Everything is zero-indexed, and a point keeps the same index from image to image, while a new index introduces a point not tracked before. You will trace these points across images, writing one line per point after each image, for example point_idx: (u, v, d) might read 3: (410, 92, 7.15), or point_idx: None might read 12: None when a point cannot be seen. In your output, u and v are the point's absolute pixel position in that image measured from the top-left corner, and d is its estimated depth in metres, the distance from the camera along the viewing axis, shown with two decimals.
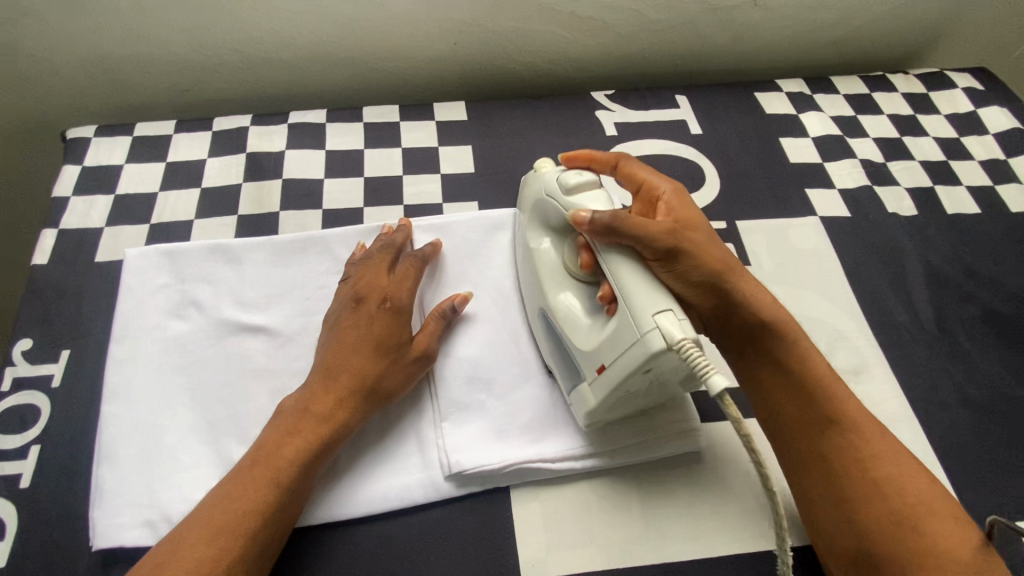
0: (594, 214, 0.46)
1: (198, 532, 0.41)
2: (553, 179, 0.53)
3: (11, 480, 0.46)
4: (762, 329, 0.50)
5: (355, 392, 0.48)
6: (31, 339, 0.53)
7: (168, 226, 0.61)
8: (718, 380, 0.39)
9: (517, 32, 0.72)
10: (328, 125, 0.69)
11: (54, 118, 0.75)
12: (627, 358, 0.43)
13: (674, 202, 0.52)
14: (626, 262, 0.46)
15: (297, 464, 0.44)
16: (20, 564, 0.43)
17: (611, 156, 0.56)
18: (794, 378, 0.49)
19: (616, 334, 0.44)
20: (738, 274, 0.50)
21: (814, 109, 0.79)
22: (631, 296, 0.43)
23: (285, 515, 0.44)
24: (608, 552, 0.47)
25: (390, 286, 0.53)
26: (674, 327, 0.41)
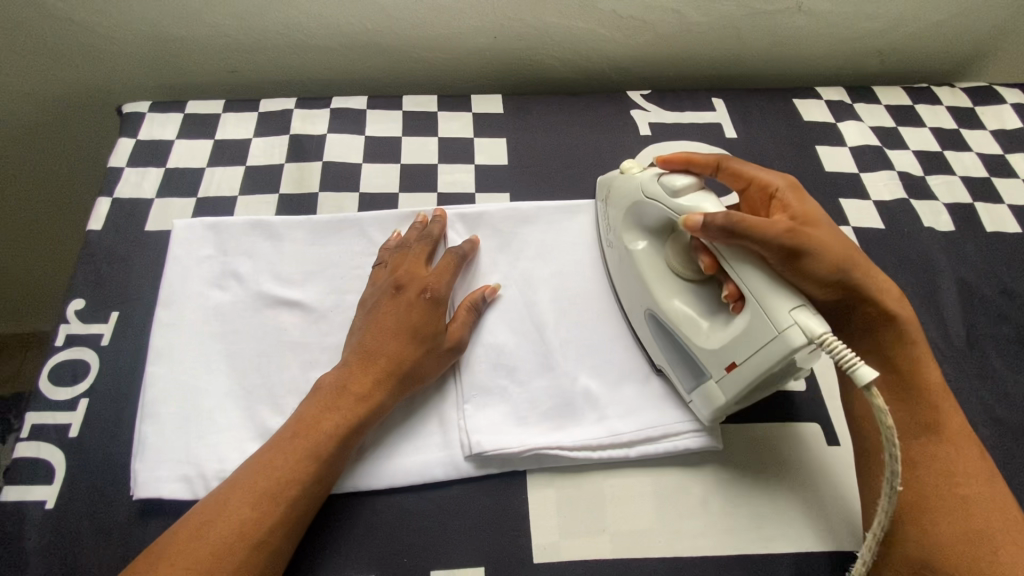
0: (712, 216, 0.46)
1: (238, 493, 0.44)
2: (654, 179, 0.54)
3: (62, 429, 0.50)
4: (881, 323, 0.50)
5: (390, 374, 0.50)
6: (84, 299, 0.56)
7: (213, 200, 0.63)
8: (866, 371, 0.41)
9: (557, 28, 0.73)
10: (367, 111, 0.71)
11: (110, 92, 0.78)
12: (765, 356, 0.44)
13: (789, 200, 0.51)
14: (748, 265, 0.46)
15: (331, 434, 0.47)
16: (67, 507, 0.47)
17: (713, 157, 0.55)
18: (911, 384, 0.49)
19: (749, 334, 0.45)
20: (868, 271, 0.49)
21: (854, 118, 0.78)
22: (764, 296, 0.44)
23: (317, 483, 0.46)
24: (620, 542, 0.48)
25: (429, 278, 0.55)
26: (814, 323, 0.42)
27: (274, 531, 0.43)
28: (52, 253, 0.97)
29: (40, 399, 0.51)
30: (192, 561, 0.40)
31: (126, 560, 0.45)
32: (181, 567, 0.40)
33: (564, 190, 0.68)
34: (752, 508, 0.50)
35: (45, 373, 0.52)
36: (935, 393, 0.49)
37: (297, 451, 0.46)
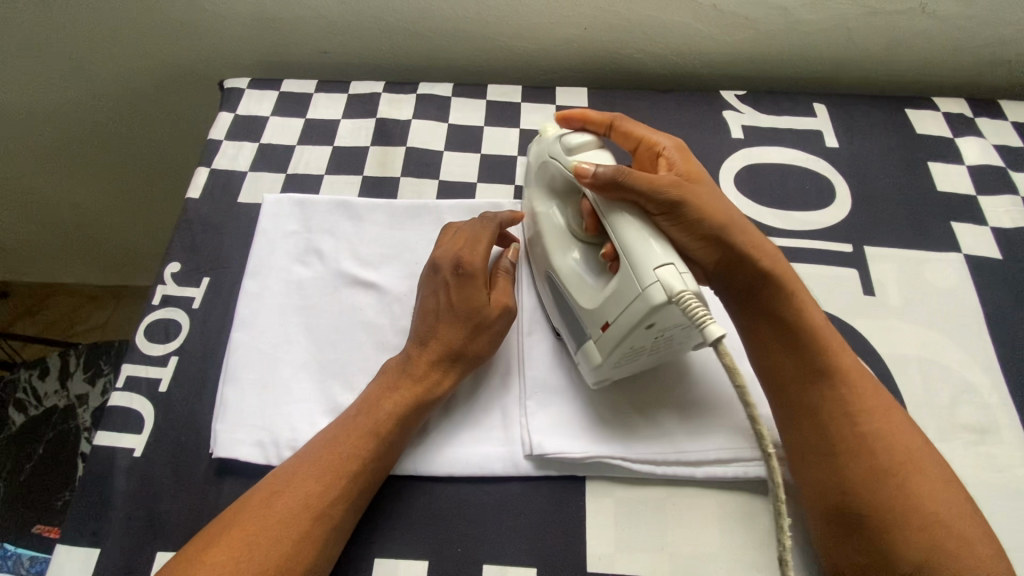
0: (597, 168, 0.47)
1: (306, 467, 0.45)
2: (556, 139, 0.53)
3: (153, 382, 0.53)
4: (765, 283, 0.49)
5: (446, 355, 0.50)
6: (179, 263, 0.60)
7: (301, 177, 0.66)
8: (715, 329, 0.39)
9: (652, 21, 0.70)
10: (453, 99, 0.72)
11: (212, 66, 0.83)
12: (629, 312, 0.43)
13: (675, 156, 0.53)
14: (626, 216, 0.46)
15: (392, 417, 0.47)
16: (152, 457, 0.50)
17: (606, 117, 0.56)
18: (801, 344, 0.48)
19: (619, 292, 0.44)
20: (739, 226, 0.50)
21: (975, 134, 0.70)
22: (633, 253, 0.44)
23: (378, 462, 0.46)
24: (677, 562, 0.46)
25: (465, 249, 0.53)
26: (675, 280, 0.41)
27: (335, 506, 0.44)
28: (155, 212, 1.06)
29: (136, 353, 0.54)
30: (260, 528, 0.42)
31: (199, 514, 0.48)
32: (251, 531, 0.41)
33: None
34: (723, 529, 0.48)
35: (142, 329, 0.56)
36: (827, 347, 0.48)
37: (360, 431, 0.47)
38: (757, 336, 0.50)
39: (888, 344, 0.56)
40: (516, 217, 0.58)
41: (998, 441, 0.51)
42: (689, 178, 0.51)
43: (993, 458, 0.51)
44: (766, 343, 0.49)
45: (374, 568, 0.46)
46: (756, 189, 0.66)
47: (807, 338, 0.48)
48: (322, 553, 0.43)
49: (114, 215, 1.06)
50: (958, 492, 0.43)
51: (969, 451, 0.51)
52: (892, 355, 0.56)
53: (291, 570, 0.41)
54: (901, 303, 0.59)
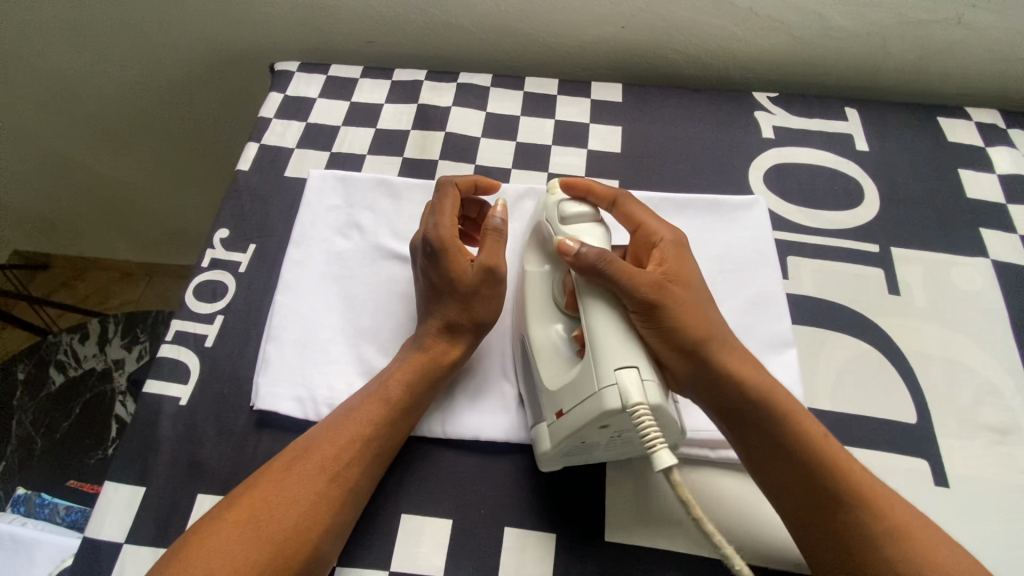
0: (581, 247, 0.46)
1: (328, 431, 0.47)
2: (556, 204, 0.52)
3: (200, 338, 0.56)
4: (752, 406, 0.46)
5: (441, 329, 0.52)
6: (228, 230, 0.63)
7: (344, 155, 0.69)
8: (664, 455, 0.38)
9: (688, 22, 0.72)
10: (491, 89, 0.74)
11: (262, 51, 0.86)
12: (583, 410, 0.43)
13: (669, 252, 0.50)
14: (602, 310, 0.45)
15: (407, 387, 0.49)
16: (197, 406, 0.53)
17: (609, 192, 0.54)
18: (791, 468, 0.45)
19: (576, 384, 0.44)
20: (721, 341, 0.48)
21: (1008, 144, 0.71)
22: (600, 347, 0.43)
23: (391, 434, 0.48)
24: (695, 538, 0.48)
25: (442, 224, 0.53)
26: (633, 389, 0.40)
27: (351, 469, 0.46)
28: (194, 193, 1.11)
29: (185, 310, 0.58)
30: (285, 484, 0.44)
31: (239, 462, 0.50)
32: (268, 493, 0.44)
33: (675, 184, 0.67)
34: (745, 514, 0.49)
35: (191, 288, 0.59)
36: (812, 471, 0.44)
37: (373, 406, 0.48)
38: (751, 452, 0.46)
39: (911, 342, 0.57)
40: (479, 181, 0.58)
41: (1020, 442, 0.52)
42: (676, 279, 0.49)
43: (1013, 458, 0.51)
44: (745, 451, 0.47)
45: (401, 524, 0.48)
46: (785, 186, 0.67)
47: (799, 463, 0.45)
48: (342, 511, 0.45)
49: (155, 194, 1.10)
50: None
51: (989, 450, 0.51)
52: (915, 354, 0.56)
53: (311, 527, 0.43)
54: (927, 303, 0.59)
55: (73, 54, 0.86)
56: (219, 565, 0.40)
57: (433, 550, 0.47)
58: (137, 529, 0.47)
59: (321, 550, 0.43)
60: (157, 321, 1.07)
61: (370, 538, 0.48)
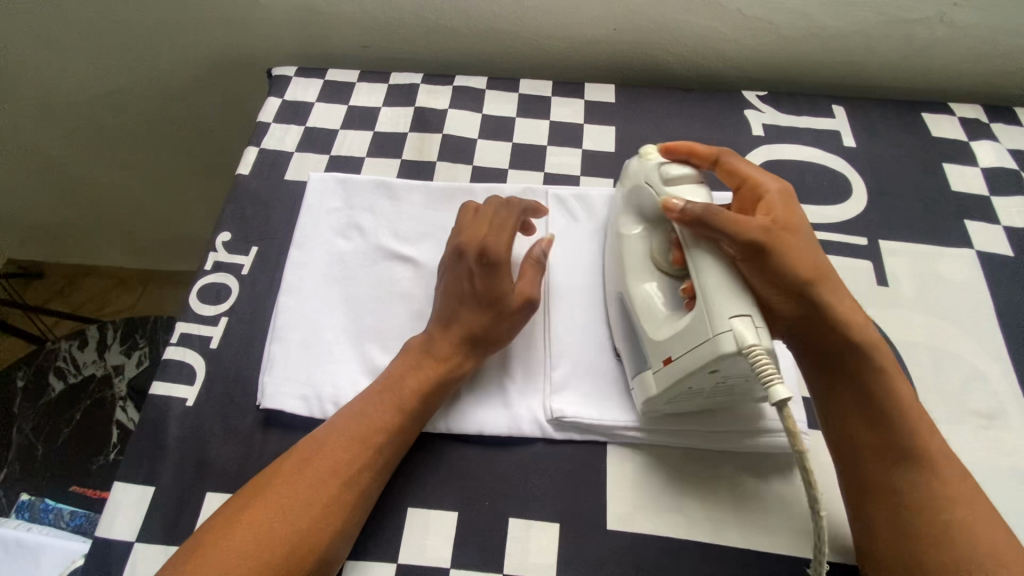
0: (686, 204, 0.48)
1: (335, 437, 0.48)
2: (655, 167, 0.54)
3: (204, 340, 0.57)
4: (850, 353, 0.48)
5: (466, 338, 0.52)
6: (230, 233, 0.64)
7: (343, 159, 0.70)
8: (781, 390, 0.40)
9: (679, 23, 0.74)
10: (487, 92, 0.75)
11: (259, 57, 0.87)
12: (695, 354, 0.44)
13: (777, 203, 0.51)
14: (709, 258, 0.47)
15: (415, 392, 0.50)
16: (204, 406, 0.54)
17: (712, 151, 0.56)
18: (877, 413, 0.47)
19: (689, 331, 0.45)
20: (834, 289, 0.49)
21: (990, 138, 0.73)
22: (710, 294, 0.45)
23: (400, 438, 0.49)
24: (693, 525, 0.49)
25: (490, 237, 0.54)
26: (748, 333, 0.42)
27: (361, 473, 0.47)
28: (192, 198, 1.12)
29: (189, 313, 0.59)
30: (293, 488, 0.45)
31: (247, 460, 0.51)
32: (276, 498, 0.44)
33: None
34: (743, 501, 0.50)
35: (195, 290, 0.60)
36: (900, 423, 0.46)
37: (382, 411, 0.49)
38: (835, 402, 0.49)
39: (900, 331, 0.59)
40: (538, 207, 0.59)
41: (1005, 425, 0.53)
42: (786, 228, 0.50)
43: (999, 441, 0.53)
44: (835, 395, 0.49)
45: (407, 518, 0.49)
46: None
47: (890, 417, 0.47)
48: (352, 515, 0.46)
49: (153, 200, 1.11)
50: None
51: (977, 434, 0.53)
52: (904, 342, 0.58)
53: (321, 531, 0.44)
54: (915, 293, 0.61)
55: (68, 60, 0.87)
56: (231, 566, 0.41)
57: (439, 541, 0.48)
58: (148, 528, 0.48)
59: (332, 550, 0.44)
60: (157, 328, 1.07)
61: (378, 531, 0.49)
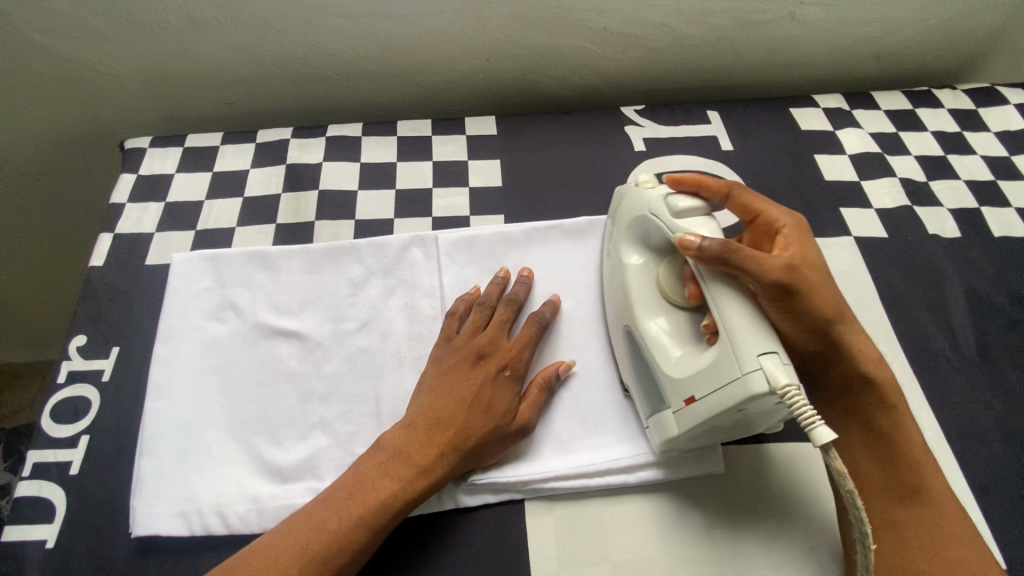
0: (703, 241, 0.45)
1: (288, 548, 0.42)
2: (660, 199, 0.51)
3: (63, 467, 0.50)
4: (863, 389, 0.49)
5: (453, 451, 0.48)
6: (86, 335, 0.57)
7: (212, 232, 0.64)
8: (825, 432, 0.38)
9: (547, 47, 0.73)
10: (363, 138, 0.72)
11: (114, 127, 0.80)
12: (722, 396, 0.42)
13: (794, 240, 0.49)
14: (731, 295, 0.44)
15: (390, 503, 0.45)
16: (67, 546, 0.47)
17: (723, 184, 0.52)
18: (887, 449, 0.48)
19: (713, 370, 0.43)
20: (849, 324, 0.48)
21: (853, 125, 0.76)
22: (736, 332, 0.42)
23: (360, 554, 0.44)
24: (621, 571, 0.47)
25: (510, 351, 0.53)
26: (778, 371, 0.39)
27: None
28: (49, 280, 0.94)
29: (42, 438, 0.51)
30: None
31: None
32: None
33: (558, 210, 0.68)
34: (675, 535, 0.49)
35: (47, 410, 0.53)
36: (911, 469, 0.47)
37: (343, 520, 0.44)
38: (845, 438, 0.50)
39: None
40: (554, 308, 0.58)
41: None
42: (804, 264, 0.47)
43: None
44: (844, 428, 0.50)
45: None
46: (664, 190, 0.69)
47: (904, 454, 0.47)
48: None
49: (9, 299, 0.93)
50: None
51: None
52: None
53: None
54: None
55: None
56: None
57: None
58: None
59: None
60: (21, 456, 0.87)
61: None
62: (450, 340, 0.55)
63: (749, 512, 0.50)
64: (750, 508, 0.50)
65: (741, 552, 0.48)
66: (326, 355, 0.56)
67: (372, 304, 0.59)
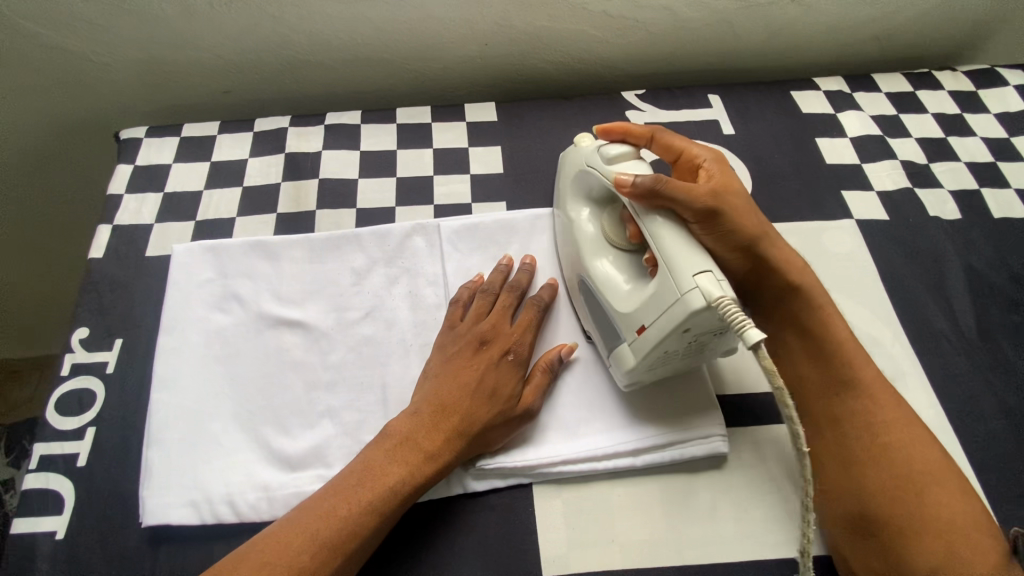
0: (637, 177, 0.47)
1: (299, 532, 0.43)
2: (594, 151, 0.54)
3: (70, 459, 0.50)
4: (789, 299, 0.52)
5: (459, 435, 0.48)
6: (88, 327, 0.57)
7: (212, 223, 0.64)
8: (754, 333, 0.39)
9: (547, 31, 0.73)
10: (362, 126, 0.71)
11: (109, 118, 0.79)
12: (666, 318, 0.43)
13: (714, 169, 0.53)
14: (663, 222, 0.46)
15: (397, 489, 0.45)
16: (78, 538, 0.47)
17: (646, 129, 0.55)
18: (816, 350, 0.50)
19: (656, 298, 0.44)
20: (771, 240, 0.52)
21: (853, 108, 0.76)
22: (672, 258, 0.44)
23: (370, 539, 0.44)
24: (630, 552, 0.48)
25: (513, 337, 0.53)
26: (714, 287, 0.41)
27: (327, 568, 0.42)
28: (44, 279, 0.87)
29: (48, 430, 0.51)
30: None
31: None
32: None
33: None
34: (682, 516, 0.50)
35: (53, 402, 0.53)
36: (844, 371, 0.49)
37: (352, 505, 0.44)
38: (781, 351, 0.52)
39: None
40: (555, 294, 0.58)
41: (901, 389, 0.56)
42: (726, 188, 0.51)
43: None
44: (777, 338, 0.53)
45: None
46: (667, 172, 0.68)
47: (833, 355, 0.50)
48: None
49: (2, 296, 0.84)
50: (969, 507, 0.43)
51: None
52: None
53: None
54: None
55: None
56: None
57: None
58: None
59: None
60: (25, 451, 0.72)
61: None
62: (453, 327, 0.55)
63: (755, 492, 0.51)
64: (755, 488, 0.51)
65: (748, 532, 0.49)
66: (331, 344, 0.56)
67: (375, 292, 0.59)
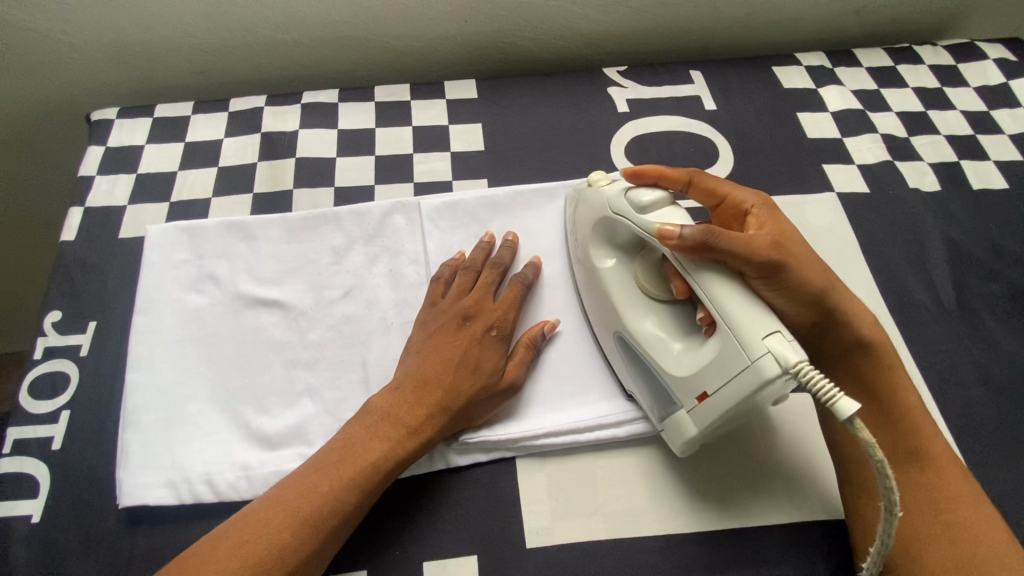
0: (683, 229, 0.45)
1: (279, 506, 0.42)
2: (621, 196, 0.51)
3: (44, 442, 0.49)
4: (854, 351, 0.49)
5: (444, 410, 0.48)
6: (60, 310, 0.56)
7: (187, 204, 0.63)
8: (847, 404, 0.37)
9: (526, 6, 0.72)
10: (340, 105, 0.70)
11: (80, 100, 0.77)
12: (736, 386, 0.42)
13: (764, 217, 0.50)
14: (719, 281, 0.44)
15: (379, 464, 0.45)
16: (53, 521, 0.46)
17: (682, 172, 0.53)
18: (880, 408, 0.48)
19: (720, 361, 0.43)
20: (839, 291, 0.49)
21: (835, 83, 0.76)
22: (736, 318, 0.42)
23: (352, 513, 0.44)
24: (613, 522, 0.48)
25: (496, 313, 0.53)
26: (787, 350, 0.40)
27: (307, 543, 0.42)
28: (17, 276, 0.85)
29: (20, 414, 0.50)
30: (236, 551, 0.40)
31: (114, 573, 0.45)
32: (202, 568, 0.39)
33: (542, 174, 0.67)
34: (664, 485, 0.50)
35: (25, 386, 0.52)
36: (908, 433, 0.47)
37: (333, 480, 0.44)
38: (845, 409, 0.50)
39: None
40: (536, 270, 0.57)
41: None
42: (781, 238, 0.48)
43: None
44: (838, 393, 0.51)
45: None
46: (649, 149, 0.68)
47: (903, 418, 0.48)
48: None
49: None
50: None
51: None
52: None
53: None
54: None
55: None
56: None
57: None
58: None
59: None
60: None
61: None
62: (435, 304, 0.54)
63: (737, 461, 0.51)
64: (737, 457, 0.51)
65: (730, 499, 0.49)
66: (310, 324, 0.55)
67: (354, 270, 0.58)
